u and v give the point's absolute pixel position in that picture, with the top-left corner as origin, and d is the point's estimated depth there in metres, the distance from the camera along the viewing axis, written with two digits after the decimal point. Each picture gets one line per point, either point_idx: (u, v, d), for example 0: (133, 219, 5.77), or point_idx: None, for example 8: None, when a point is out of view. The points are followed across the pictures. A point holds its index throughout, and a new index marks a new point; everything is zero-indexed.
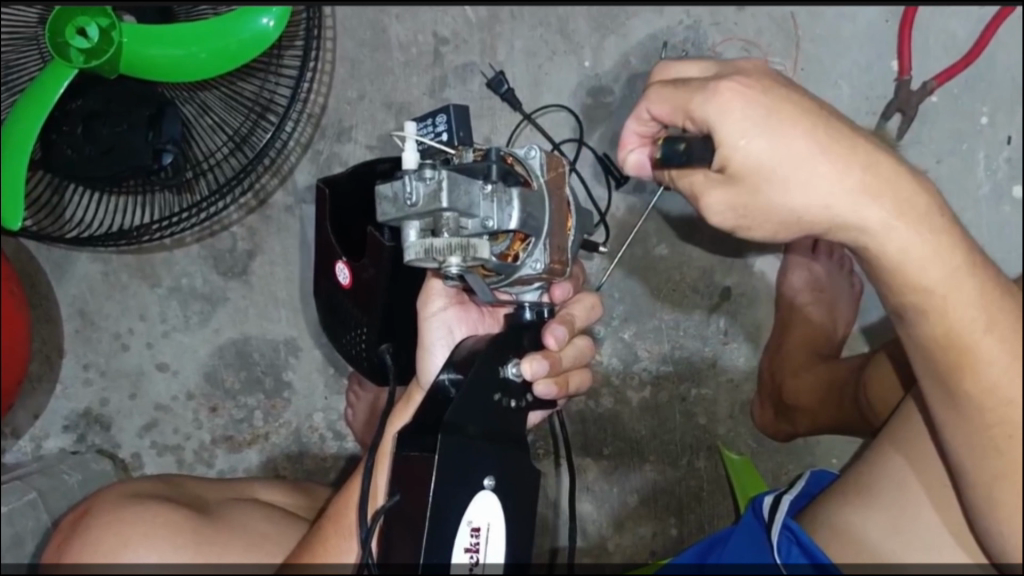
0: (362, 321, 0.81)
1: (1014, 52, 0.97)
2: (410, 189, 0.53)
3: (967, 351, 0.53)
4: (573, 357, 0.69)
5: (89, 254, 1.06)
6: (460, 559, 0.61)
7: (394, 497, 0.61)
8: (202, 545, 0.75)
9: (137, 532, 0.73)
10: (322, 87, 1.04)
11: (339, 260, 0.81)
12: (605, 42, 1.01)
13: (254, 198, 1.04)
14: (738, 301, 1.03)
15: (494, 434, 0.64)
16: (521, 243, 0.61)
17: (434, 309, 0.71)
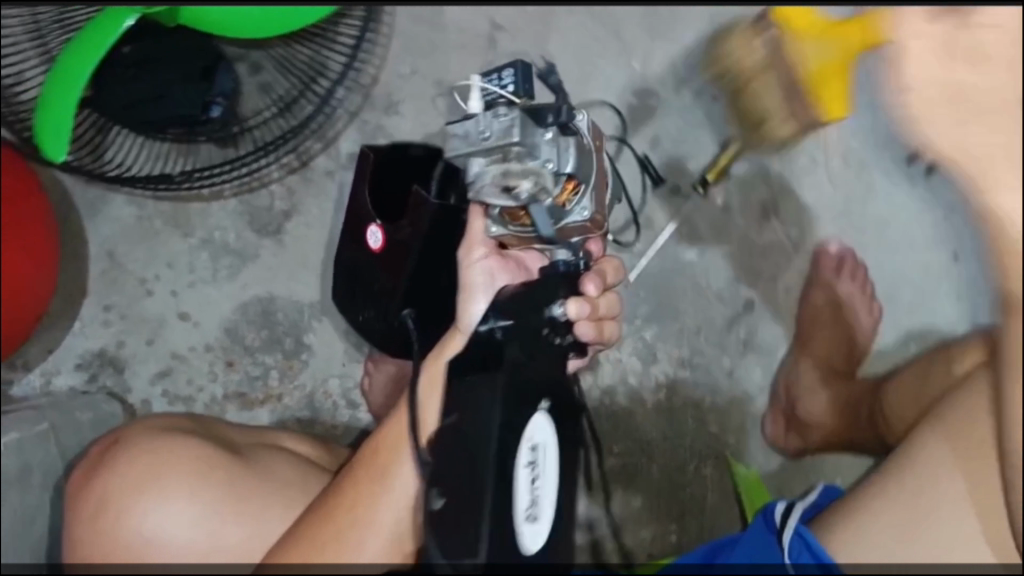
0: (388, 285, 0.80)
1: None
2: (484, 124, 0.57)
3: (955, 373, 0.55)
4: (608, 306, 0.72)
5: (126, 196, 1.05)
6: (522, 474, 0.60)
7: (451, 416, 0.61)
8: (231, 483, 0.75)
9: (174, 467, 0.73)
10: (376, 59, 1.04)
11: (373, 223, 0.80)
12: (657, 48, 1.03)
13: (297, 159, 1.05)
14: (758, 314, 1.04)
15: (547, 362, 0.65)
16: (572, 190, 0.64)
17: (474, 258, 0.70)
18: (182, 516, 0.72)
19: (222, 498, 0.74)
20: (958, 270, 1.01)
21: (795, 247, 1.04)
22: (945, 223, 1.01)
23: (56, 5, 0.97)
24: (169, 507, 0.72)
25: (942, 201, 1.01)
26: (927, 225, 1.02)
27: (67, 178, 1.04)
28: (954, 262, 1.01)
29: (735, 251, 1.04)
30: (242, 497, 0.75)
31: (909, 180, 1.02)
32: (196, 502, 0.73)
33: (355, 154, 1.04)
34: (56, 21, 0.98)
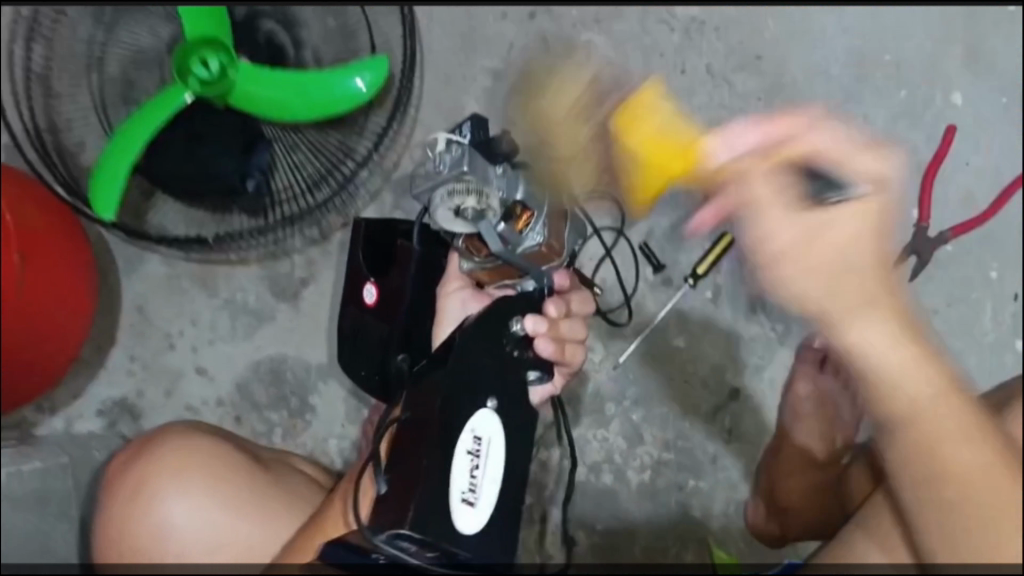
0: (381, 334, 0.79)
1: None
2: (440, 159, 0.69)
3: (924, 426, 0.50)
4: (571, 330, 0.74)
5: (161, 257, 1.14)
6: (462, 459, 0.65)
7: (406, 414, 0.67)
8: (252, 492, 0.78)
9: (195, 467, 0.76)
10: (400, 147, 1.14)
11: (368, 281, 0.80)
12: None
13: (319, 232, 1.14)
14: (744, 404, 1.08)
15: (503, 379, 0.69)
16: (526, 219, 0.74)
17: (451, 292, 0.80)
18: (192, 517, 0.75)
19: (229, 506, 0.76)
20: None
21: (781, 340, 1.08)
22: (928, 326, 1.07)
23: (122, 81, 1.04)
24: (182, 504, 0.75)
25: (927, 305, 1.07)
26: None
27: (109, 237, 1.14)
28: None
29: (721, 341, 1.08)
30: (249, 508, 0.77)
31: None
32: (205, 505, 0.76)
33: None
34: (120, 97, 1.04)
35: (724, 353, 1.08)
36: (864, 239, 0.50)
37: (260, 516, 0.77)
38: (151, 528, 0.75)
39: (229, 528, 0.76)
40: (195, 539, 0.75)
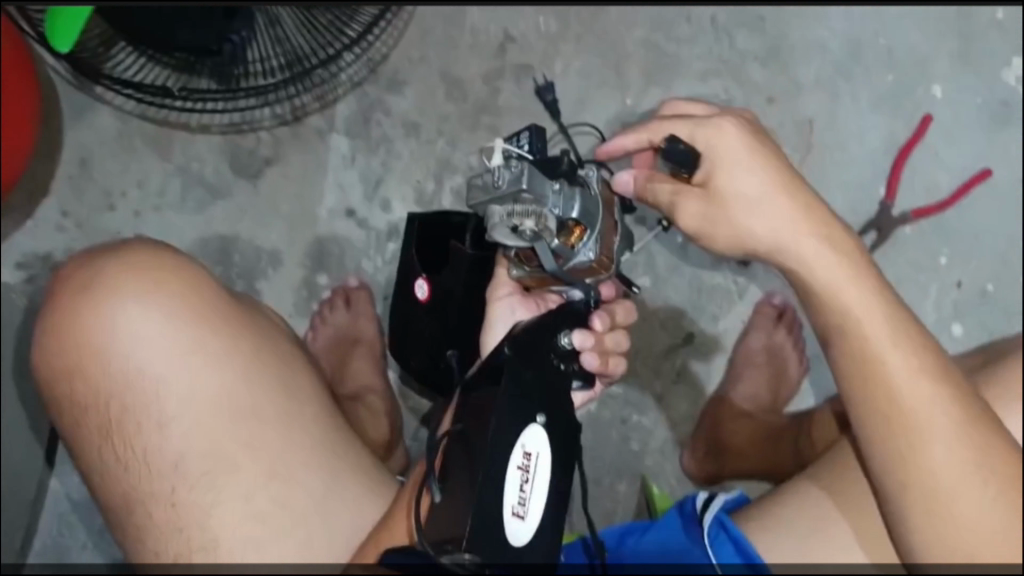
0: (432, 329, 0.85)
1: (987, 212, 1.11)
2: (498, 175, 0.66)
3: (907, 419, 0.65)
4: (614, 342, 0.74)
5: (114, 109, 1.06)
6: (512, 473, 0.65)
7: (457, 424, 0.66)
8: (219, 329, 0.73)
9: (163, 292, 0.71)
10: (391, 38, 1.09)
11: (418, 278, 0.84)
12: (650, 90, 1.10)
13: (291, 112, 1.07)
14: (695, 349, 1.08)
15: (549, 383, 0.68)
16: (579, 234, 0.71)
17: (500, 295, 0.76)
18: (156, 335, 0.70)
19: (195, 339, 0.71)
20: None
21: (740, 294, 1.09)
22: None
23: None
24: (146, 319, 0.70)
25: None
26: None
27: (58, 79, 1.05)
28: None
29: (684, 286, 1.09)
30: (215, 335, 0.72)
31: None
32: (171, 324, 0.71)
33: (348, 121, 1.08)
34: None
35: (684, 298, 1.09)
36: (791, 224, 0.69)
37: (227, 344, 0.73)
38: (105, 342, 0.70)
39: (194, 351, 0.71)
40: (155, 360, 0.70)
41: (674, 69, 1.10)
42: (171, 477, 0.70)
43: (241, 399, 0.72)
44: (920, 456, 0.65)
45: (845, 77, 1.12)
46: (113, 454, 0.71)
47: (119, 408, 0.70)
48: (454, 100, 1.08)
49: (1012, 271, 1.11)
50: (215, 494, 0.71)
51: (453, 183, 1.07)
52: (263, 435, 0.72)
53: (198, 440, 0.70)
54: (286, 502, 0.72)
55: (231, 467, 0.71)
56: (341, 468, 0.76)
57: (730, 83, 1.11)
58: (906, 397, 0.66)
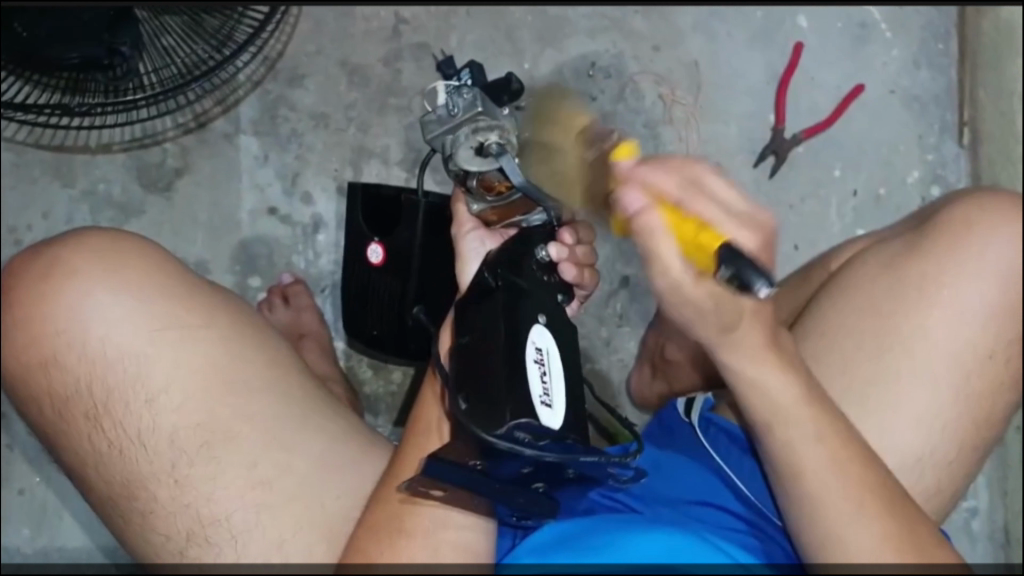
0: (394, 290, 0.88)
1: (864, 124, 1.21)
2: (453, 104, 0.74)
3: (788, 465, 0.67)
4: (589, 251, 0.78)
5: (4, 139, 1.01)
6: (532, 366, 0.68)
7: (463, 339, 0.71)
8: (188, 299, 0.69)
9: (127, 267, 0.68)
10: (284, 36, 1.08)
11: (371, 242, 0.88)
12: (544, 53, 1.14)
13: (194, 119, 1.05)
14: (634, 291, 1.11)
15: (540, 292, 0.74)
16: None
17: (466, 231, 0.82)
18: (125, 310, 0.66)
19: (168, 307, 0.68)
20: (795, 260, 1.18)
21: None
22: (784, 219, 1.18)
23: None
24: (112, 297, 0.66)
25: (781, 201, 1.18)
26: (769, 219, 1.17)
27: None
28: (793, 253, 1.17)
29: (610, 233, 1.12)
30: (189, 306, 0.68)
31: (754, 180, 1.17)
32: (139, 299, 0.67)
33: (255, 120, 1.06)
34: None
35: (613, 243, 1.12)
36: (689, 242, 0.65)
37: (202, 314, 0.69)
38: (73, 325, 0.66)
39: (169, 323, 0.67)
40: (130, 337, 0.66)
41: (563, 32, 1.15)
42: (168, 455, 0.66)
43: (223, 367, 0.68)
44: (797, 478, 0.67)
45: (719, 19, 1.19)
46: (104, 441, 0.66)
47: (101, 390, 0.66)
48: (357, 87, 1.09)
49: (896, 174, 1.20)
50: (216, 466, 0.66)
51: (372, 168, 1.07)
52: (255, 404, 0.68)
53: (188, 414, 0.66)
54: (288, 468, 0.68)
55: (228, 438, 0.67)
56: (333, 435, 0.71)
57: (617, 38, 1.16)
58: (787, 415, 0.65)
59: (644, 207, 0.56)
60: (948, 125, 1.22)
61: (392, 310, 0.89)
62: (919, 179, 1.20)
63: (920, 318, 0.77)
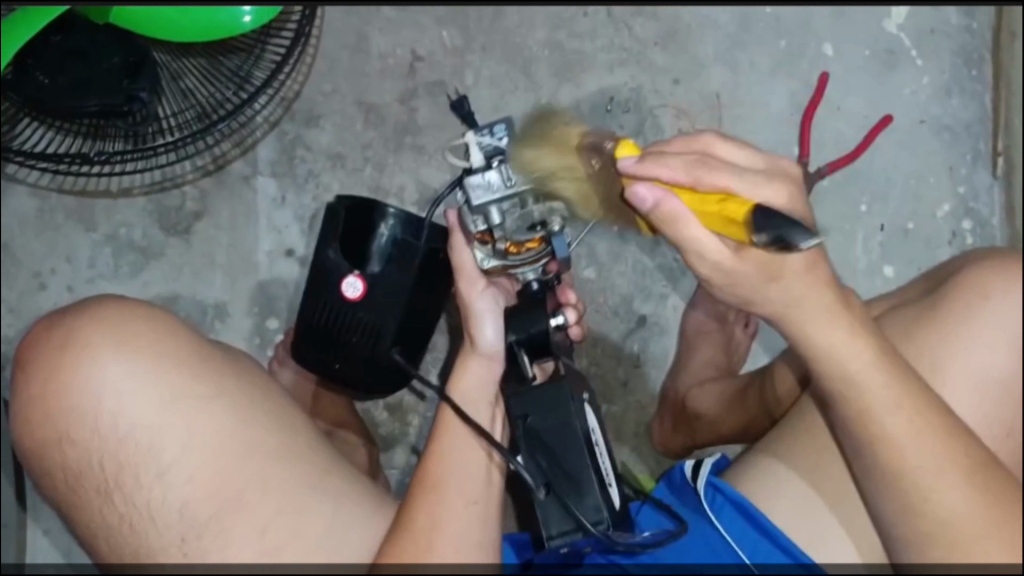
0: (369, 329, 0.82)
1: (892, 155, 1.17)
2: (508, 174, 0.69)
3: (909, 486, 0.67)
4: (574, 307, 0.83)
5: (28, 185, 1.03)
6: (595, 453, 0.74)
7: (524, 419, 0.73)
8: (198, 369, 0.70)
9: (138, 340, 0.69)
10: (300, 75, 1.09)
11: (349, 274, 0.80)
12: (561, 87, 1.13)
13: (213, 161, 1.06)
14: (651, 330, 1.11)
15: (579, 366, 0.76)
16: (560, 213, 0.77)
17: (478, 291, 0.79)
18: (135, 384, 0.67)
19: (180, 381, 0.69)
20: None
21: (683, 270, 1.12)
22: None
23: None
24: (122, 370, 0.67)
25: None
26: None
27: None
28: None
29: (628, 272, 1.12)
30: (201, 379, 0.70)
31: None
32: (149, 372, 0.68)
33: (272, 161, 1.07)
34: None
35: (630, 281, 1.11)
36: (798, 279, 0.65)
37: (212, 385, 0.70)
38: (84, 398, 0.67)
39: (179, 396, 0.68)
40: (138, 414, 0.67)
41: (581, 65, 1.13)
42: (179, 527, 0.68)
43: (237, 437, 0.69)
44: (926, 509, 0.66)
45: (741, 48, 1.16)
46: (115, 514, 0.68)
47: (114, 464, 0.67)
48: (372, 126, 1.09)
49: (925, 205, 1.17)
50: (226, 537, 0.68)
51: (387, 207, 1.08)
52: (267, 470, 0.69)
53: (199, 486, 0.68)
54: (300, 534, 0.69)
55: (238, 507, 0.68)
56: (346, 495, 0.72)
57: (635, 70, 1.14)
58: (876, 398, 0.67)
59: (661, 199, 0.60)
60: (982, 154, 1.18)
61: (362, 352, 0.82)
62: (949, 213, 1.17)
63: (946, 348, 0.74)
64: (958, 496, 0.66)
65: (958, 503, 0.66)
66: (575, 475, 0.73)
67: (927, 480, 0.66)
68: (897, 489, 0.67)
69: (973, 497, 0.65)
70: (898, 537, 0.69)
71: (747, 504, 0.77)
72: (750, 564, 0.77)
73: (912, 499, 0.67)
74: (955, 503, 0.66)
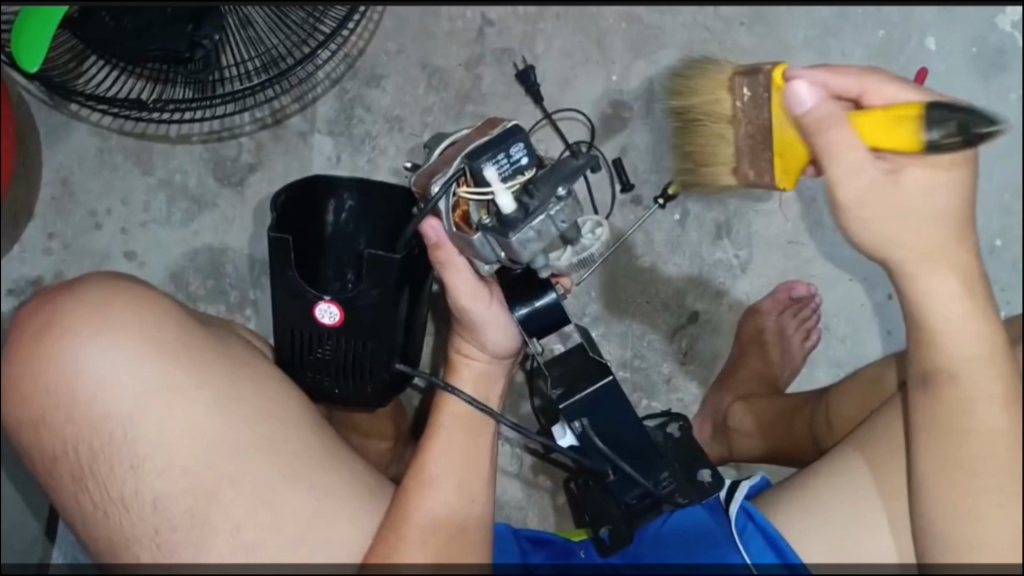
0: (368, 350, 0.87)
1: (987, 163, 1.09)
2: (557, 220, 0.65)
3: (964, 469, 0.60)
4: None
5: (91, 124, 1.04)
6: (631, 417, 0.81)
7: (579, 421, 0.79)
8: (181, 358, 0.74)
9: (123, 330, 0.73)
10: (366, 32, 1.06)
11: (320, 303, 0.83)
12: (635, 64, 1.07)
13: (271, 115, 1.05)
14: (702, 327, 1.07)
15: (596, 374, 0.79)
16: None
17: (481, 306, 0.75)
18: (113, 373, 0.72)
19: (162, 369, 0.73)
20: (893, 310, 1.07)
21: (742, 268, 1.08)
22: None
23: None
24: (102, 357, 0.72)
25: None
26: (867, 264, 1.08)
27: (31, 99, 1.03)
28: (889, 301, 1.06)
29: (685, 264, 1.08)
30: (181, 367, 0.74)
31: None
32: (131, 361, 0.72)
33: (331, 119, 1.06)
34: None
35: (687, 275, 1.08)
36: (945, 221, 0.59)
37: (194, 374, 0.74)
38: (66, 385, 0.72)
39: (158, 386, 0.73)
40: (120, 401, 0.72)
41: (660, 41, 1.08)
42: (153, 518, 0.73)
43: (210, 428, 0.73)
44: (964, 492, 0.60)
45: (833, 36, 1.09)
46: (92, 500, 0.74)
47: (88, 452, 0.73)
48: (435, 90, 1.06)
49: (1018, 221, 1.08)
50: (200, 531, 0.73)
51: None
52: (240, 462, 0.73)
53: (172, 480, 0.72)
54: (276, 529, 0.73)
55: (210, 499, 0.73)
56: (332, 487, 0.75)
57: (716, 52, 1.08)
58: (969, 381, 0.60)
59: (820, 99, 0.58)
60: None
61: (372, 364, 0.87)
62: None
63: None
64: (1011, 506, 0.59)
65: (1009, 513, 0.59)
66: (639, 456, 0.81)
67: (992, 490, 0.59)
68: (941, 462, 0.61)
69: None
70: (925, 513, 0.62)
71: (775, 532, 0.75)
72: (749, 565, 0.76)
73: (967, 481, 0.60)
74: (1009, 525, 0.59)
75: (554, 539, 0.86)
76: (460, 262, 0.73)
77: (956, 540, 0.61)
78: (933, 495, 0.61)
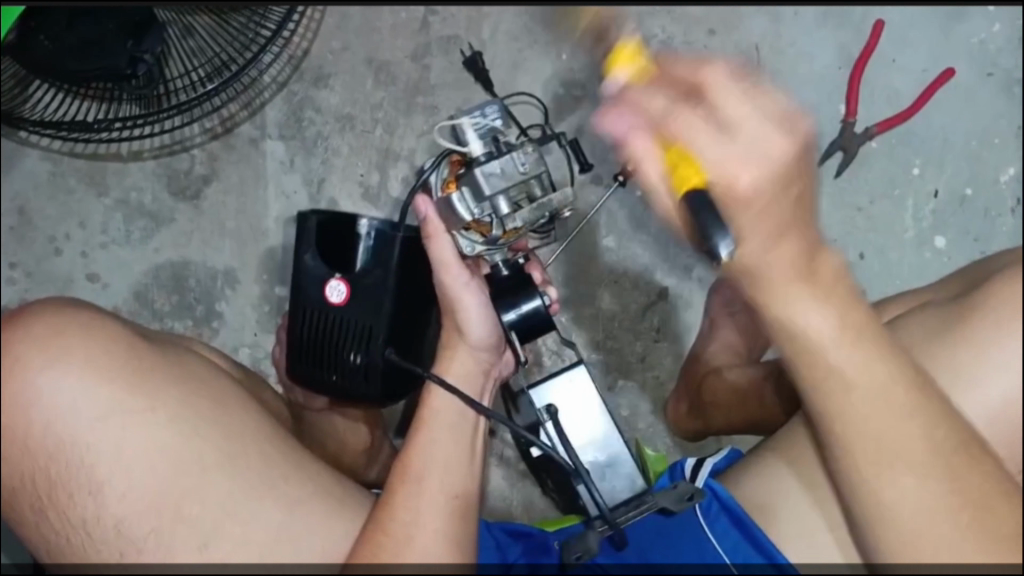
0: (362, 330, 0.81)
1: (952, 111, 1.07)
2: (519, 161, 0.70)
3: (871, 454, 0.58)
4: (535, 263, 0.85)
5: (42, 150, 1.04)
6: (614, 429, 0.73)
7: None
8: (134, 386, 0.74)
9: (71, 358, 0.73)
10: (309, 31, 1.05)
11: (331, 279, 0.81)
12: (584, 41, 1.06)
13: (221, 124, 1.04)
14: (672, 303, 1.07)
15: None
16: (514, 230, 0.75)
17: (462, 282, 0.76)
18: (67, 399, 0.72)
19: (114, 395, 0.73)
20: (862, 269, 1.06)
21: None
22: (851, 223, 1.06)
23: None
24: (57, 386, 0.72)
25: (849, 203, 1.06)
26: (834, 225, 1.06)
27: None
28: (859, 261, 1.06)
29: (651, 241, 1.07)
30: (134, 394, 0.73)
31: None
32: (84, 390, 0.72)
33: (281, 123, 1.05)
34: None
35: (653, 251, 1.06)
36: None
37: (148, 397, 0.74)
38: (19, 416, 0.73)
39: (110, 412, 0.73)
40: (74, 431, 0.72)
41: None
42: (117, 542, 0.72)
43: (169, 450, 0.73)
44: (879, 477, 0.58)
45: None
46: (52, 530, 0.74)
47: (46, 481, 0.73)
48: (383, 85, 1.05)
49: (986, 168, 1.06)
50: (165, 552, 0.72)
51: (399, 170, 1.04)
52: (206, 485, 0.73)
53: (133, 504, 0.72)
54: (246, 546, 0.73)
55: (176, 523, 0.72)
56: (298, 503, 0.76)
57: (666, 21, 1.06)
58: (861, 393, 0.57)
59: (623, 150, 0.57)
60: None
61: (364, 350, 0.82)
62: (1015, 176, 1.06)
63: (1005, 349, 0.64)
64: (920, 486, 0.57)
65: (920, 493, 0.57)
66: None
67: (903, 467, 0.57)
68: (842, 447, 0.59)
69: (948, 489, 0.57)
70: (855, 510, 0.60)
71: (744, 517, 0.73)
72: (730, 565, 0.73)
73: (877, 465, 0.58)
74: (922, 495, 0.57)
75: (531, 532, 0.85)
76: (442, 232, 0.75)
77: (889, 526, 0.59)
78: (856, 488, 0.60)
